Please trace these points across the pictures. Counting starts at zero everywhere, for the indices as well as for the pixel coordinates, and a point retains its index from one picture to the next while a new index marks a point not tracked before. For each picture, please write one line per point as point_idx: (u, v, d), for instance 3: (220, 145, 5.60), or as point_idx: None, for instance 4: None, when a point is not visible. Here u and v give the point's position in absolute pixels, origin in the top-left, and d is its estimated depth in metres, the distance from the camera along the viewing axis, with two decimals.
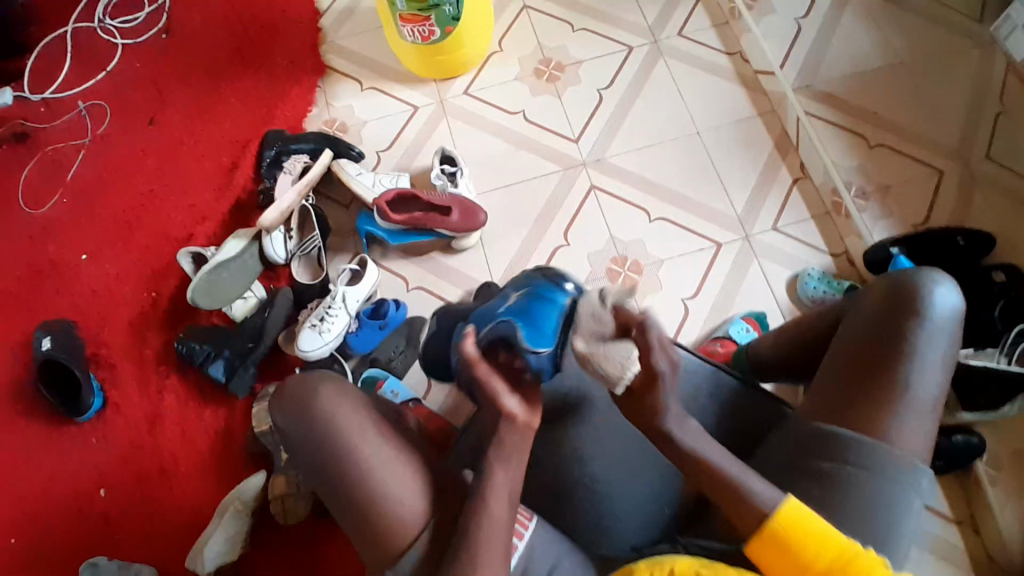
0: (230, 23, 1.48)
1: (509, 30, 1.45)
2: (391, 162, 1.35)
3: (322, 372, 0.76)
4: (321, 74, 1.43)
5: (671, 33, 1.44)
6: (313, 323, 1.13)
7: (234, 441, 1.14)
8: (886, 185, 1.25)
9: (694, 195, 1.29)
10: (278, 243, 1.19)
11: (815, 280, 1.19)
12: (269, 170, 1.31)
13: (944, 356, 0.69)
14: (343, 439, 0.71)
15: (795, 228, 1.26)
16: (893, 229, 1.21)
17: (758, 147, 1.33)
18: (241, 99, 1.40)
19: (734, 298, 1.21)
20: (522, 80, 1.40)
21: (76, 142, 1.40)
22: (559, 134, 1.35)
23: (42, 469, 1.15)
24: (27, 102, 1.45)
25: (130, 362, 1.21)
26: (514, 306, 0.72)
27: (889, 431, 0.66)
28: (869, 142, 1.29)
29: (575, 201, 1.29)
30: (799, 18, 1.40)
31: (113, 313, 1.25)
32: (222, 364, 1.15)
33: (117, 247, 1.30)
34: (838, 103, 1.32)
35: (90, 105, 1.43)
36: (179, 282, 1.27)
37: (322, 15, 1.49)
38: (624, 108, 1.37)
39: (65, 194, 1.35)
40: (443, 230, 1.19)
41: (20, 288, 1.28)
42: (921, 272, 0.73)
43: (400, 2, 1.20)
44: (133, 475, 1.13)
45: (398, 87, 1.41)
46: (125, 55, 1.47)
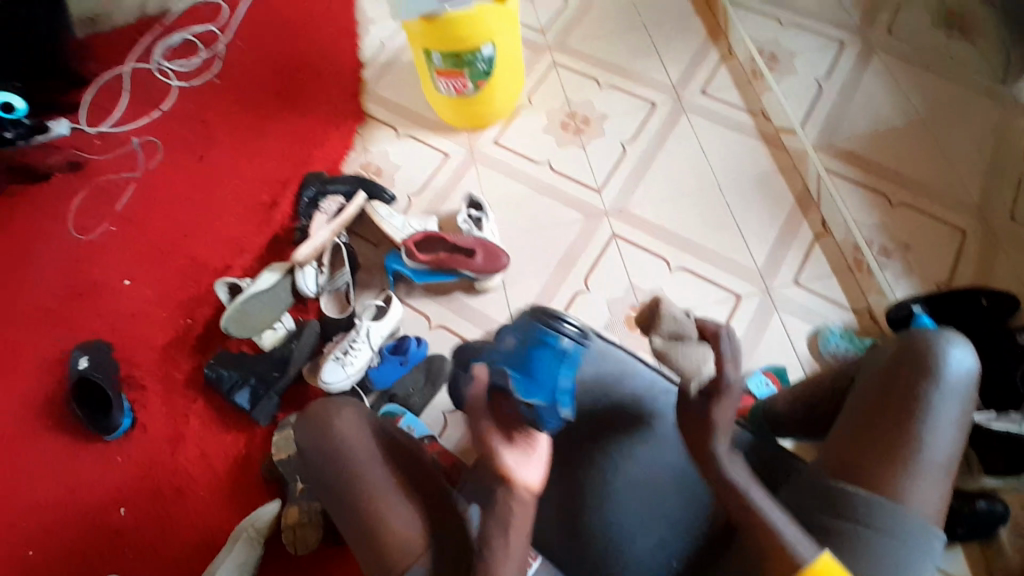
0: (280, 72, 1.59)
1: (539, 84, 1.53)
2: (422, 205, 1.41)
3: (350, 399, 0.81)
4: (360, 121, 1.52)
5: (694, 91, 1.49)
6: (337, 356, 1.17)
7: (252, 468, 1.17)
8: (908, 243, 1.25)
9: (713, 246, 1.31)
10: (310, 278, 1.26)
11: (837, 336, 1.20)
12: (306, 209, 1.37)
13: (958, 419, 0.69)
14: (357, 467, 0.74)
15: (816, 282, 1.26)
16: (915, 288, 1.21)
17: (778, 201, 1.35)
18: (284, 141, 1.50)
19: (753, 350, 1.21)
20: (549, 131, 1.47)
21: (128, 175, 1.51)
22: (582, 183, 1.40)
23: (67, 483, 1.19)
24: (85, 135, 1.57)
25: (160, 384, 1.26)
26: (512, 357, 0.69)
27: (900, 492, 0.65)
28: (891, 201, 1.29)
29: (596, 248, 1.32)
30: (820, 79, 1.45)
31: (149, 337, 1.31)
32: (247, 391, 1.19)
33: (157, 274, 1.38)
34: (859, 161, 1.34)
35: (143, 141, 1.54)
36: (212, 310, 1.33)
37: (365, 66, 1.59)
38: (646, 161, 1.41)
39: (114, 222, 1.45)
40: (466, 271, 1.24)
41: (65, 308, 1.36)
42: (937, 333, 0.72)
43: (438, 60, 1.28)
44: (153, 494, 1.17)
45: (432, 136, 1.49)
46: (180, 97, 1.59)
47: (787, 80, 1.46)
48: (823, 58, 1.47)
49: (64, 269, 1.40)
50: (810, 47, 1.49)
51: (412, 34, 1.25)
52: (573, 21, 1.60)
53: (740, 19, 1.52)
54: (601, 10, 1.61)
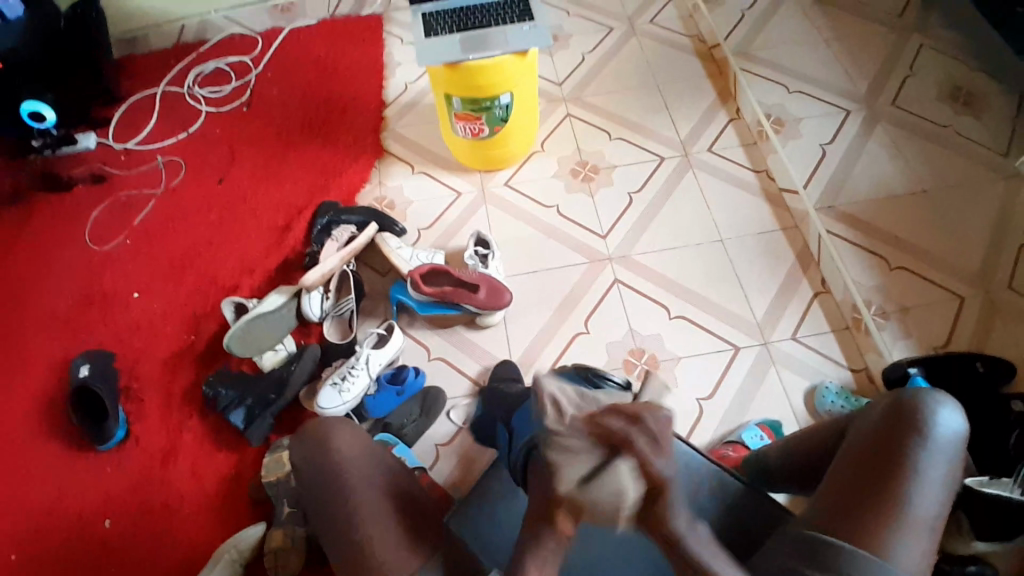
0: (306, 105, 1.66)
1: (553, 133, 1.59)
2: (431, 239, 1.45)
3: (348, 418, 0.82)
4: (378, 155, 1.58)
5: (702, 148, 1.54)
6: (335, 381, 1.17)
7: (240, 487, 1.16)
8: (905, 306, 1.27)
9: (714, 297, 1.33)
10: (315, 302, 1.28)
11: (832, 394, 1.19)
12: (318, 236, 1.41)
13: (945, 479, 0.69)
14: (345, 486, 0.75)
15: (814, 339, 1.27)
16: (913, 350, 1.21)
17: (779, 258, 1.38)
18: (304, 170, 1.55)
19: (749, 402, 1.21)
20: (559, 177, 1.52)
21: (149, 191, 1.56)
22: (588, 228, 1.43)
23: (54, 489, 1.19)
24: (111, 150, 1.63)
25: (158, 397, 1.27)
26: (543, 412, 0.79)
27: (886, 547, 0.64)
28: (889, 264, 1.32)
29: (598, 292, 1.34)
30: (824, 144, 1.50)
31: (151, 349, 1.33)
32: (243, 411, 1.20)
33: (166, 288, 1.41)
34: (859, 224, 1.37)
35: (167, 160, 1.60)
36: (217, 327, 1.35)
37: (388, 105, 1.66)
38: (652, 211, 1.45)
39: (130, 235, 1.49)
40: (469, 305, 1.25)
41: (72, 314, 1.38)
42: (926, 392, 0.74)
43: (457, 104, 1.34)
44: (138, 507, 1.16)
45: (447, 174, 1.54)
46: (207, 121, 1.66)
47: (792, 143, 1.51)
48: (828, 125, 1.53)
49: (76, 277, 1.44)
50: (816, 113, 1.55)
51: (435, 79, 1.31)
52: (589, 76, 1.68)
53: (749, 84, 1.59)
54: (617, 67, 1.69)
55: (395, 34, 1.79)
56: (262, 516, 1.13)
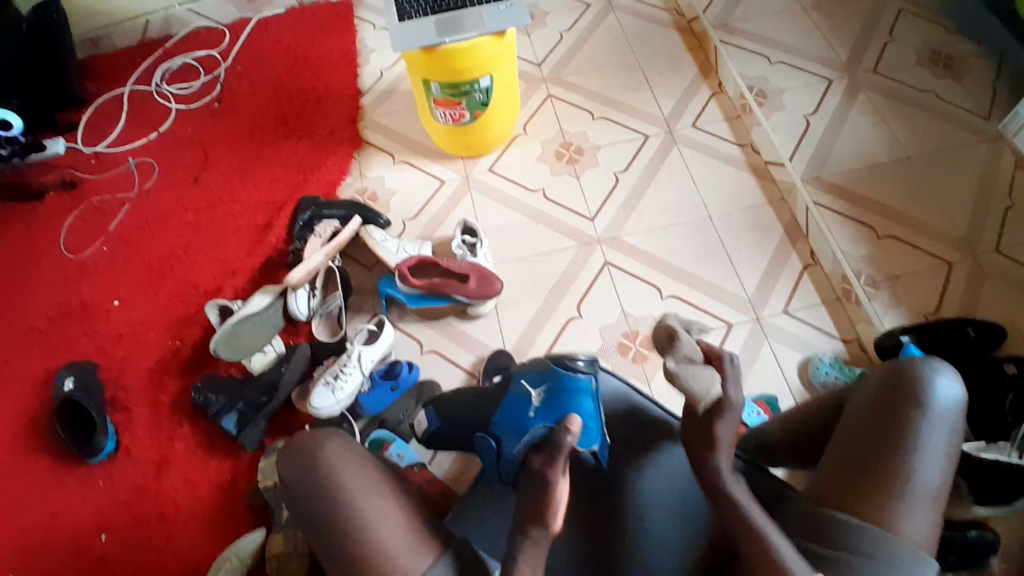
0: (279, 98, 1.62)
1: (535, 115, 1.56)
2: (416, 230, 1.42)
3: (334, 428, 0.80)
4: (357, 146, 1.54)
5: (685, 124, 1.53)
6: (326, 380, 1.15)
7: (237, 493, 1.14)
8: (895, 274, 1.27)
9: (705, 274, 1.32)
10: (302, 301, 1.26)
11: (827, 365, 1.20)
12: (301, 232, 1.37)
13: (946, 448, 0.69)
14: (343, 492, 0.73)
15: (806, 312, 1.27)
16: (904, 318, 1.22)
17: (768, 232, 1.37)
18: (282, 165, 1.51)
19: (745, 379, 1.21)
20: (544, 160, 1.49)
21: (122, 194, 1.51)
22: (575, 211, 1.42)
23: (46, 507, 1.16)
24: (79, 154, 1.57)
25: (147, 407, 1.24)
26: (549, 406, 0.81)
27: (890, 519, 0.65)
28: (877, 233, 1.32)
29: (589, 275, 1.33)
30: (808, 114, 1.49)
31: (136, 358, 1.30)
32: (234, 416, 1.17)
33: (147, 294, 1.37)
34: (846, 194, 1.37)
35: (138, 162, 1.55)
36: (202, 332, 1.32)
37: (364, 94, 1.62)
38: (639, 190, 1.44)
39: (106, 241, 1.45)
40: (459, 296, 1.23)
41: (52, 327, 1.35)
42: (924, 361, 0.73)
43: (435, 89, 1.31)
44: (135, 520, 1.14)
45: (429, 162, 1.51)
46: (177, 118, 1.61)
47: (776, 115, 1.49)
48: (811, 94, 1.51)
49: (53, 288, 1.39)
50: (799, 83, 1.53)
51: (412, 64, 1.27)
52: (568, 55, 1.65)
53: (730, 56, 1.57)
54: (596, 44, 1.66)
55: (367, 20, 1.74)
56: (262, 521, 1.12)
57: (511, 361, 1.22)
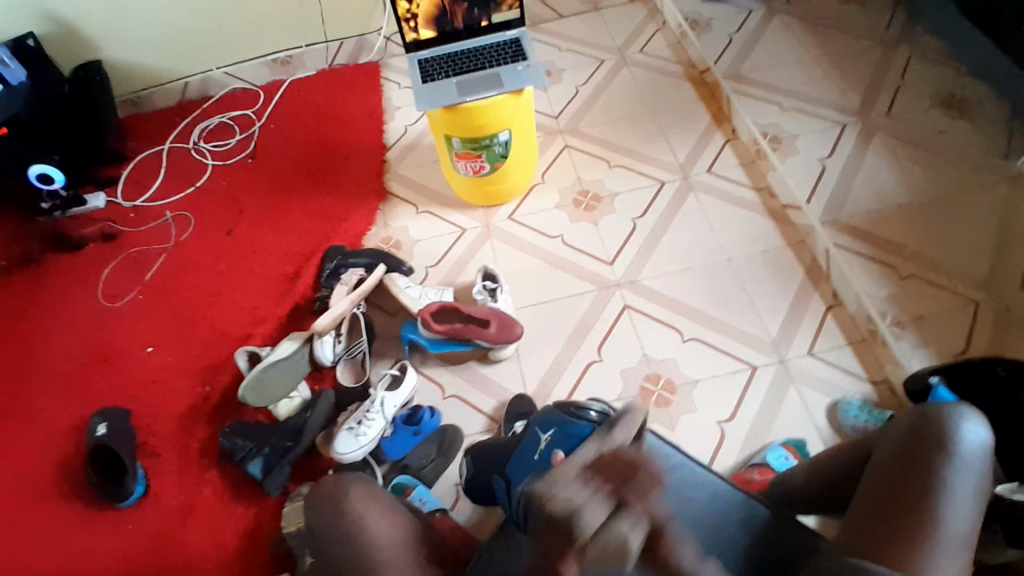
0: (309, 154, 1.70)
1: (552, 165, 1.61)
2: (438, 276, 1.46)
3: (358, 475, 0.82)
4: (383, 197, 1.60)
5: (700, 170, 1.56)
6: (350, 426, 1.17)
7: (261, 539, 1.15)
8: (919, 315, 1.26)
9: (725, 317, 1.32)
10: (327, 346, 1.29)
11: (854, 409, 1.17)
12: (328, 280, 1.42)
13: (975, 496, 0.67)
14: (369, 535, 0.74)
15: (831, 354, 1.26)
16: (931, 358, 1.20)
17: (788, 274, 1.38)
18: (311, 217, 1.58)
19: (771, 423, 1.19)
20: (562, 208, 1.53)
21: (159, 246, 1.58)
22: (594, 256, 1.44)
23: (74, 553, 1.18)
24: (120, 208, 1.66)
25: (175, 452, 1.27)
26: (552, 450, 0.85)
27: (918, 570, 0.63)
28: (899, 273, 1.32)
29: (609, 319, 1.34)
30: (823, 158, 1.51)
31: (166, 404, 1.33)
32: (260, 461, 1.19)
33: (180, 341, 1.42)
34: (864, 236, 1.38)
35: (175, 215, 1.63)
36: (231, 378, 1.35)
37: (389, 148, 1.70)
38: (656, 235, 1.46)
39: (142, 291, 1.51)
40: (480, 341, 1.25)
41: (87, 374, 1.39)
42: (948, 406, 0.72)
43: (457, 143, 1.37)
44: (160, 567, 1.15)
45: (451, 212, 1.56)
46: (213, 174, 1.70)
47: (790, 160, 1.52)
48: (825, 139, 1.54)
49: (90, 336, 1.45)
50: (811, 129, 1.56)
51: (434, 122, 1.34)
52: (584, 108, 1.71)
53: (741, 105, 1.62)
54: (610, 97, 1.72)
55: (393, 80, 1.84)
56: (286, 568, 1.12)
57: (532, 406, 1.22)
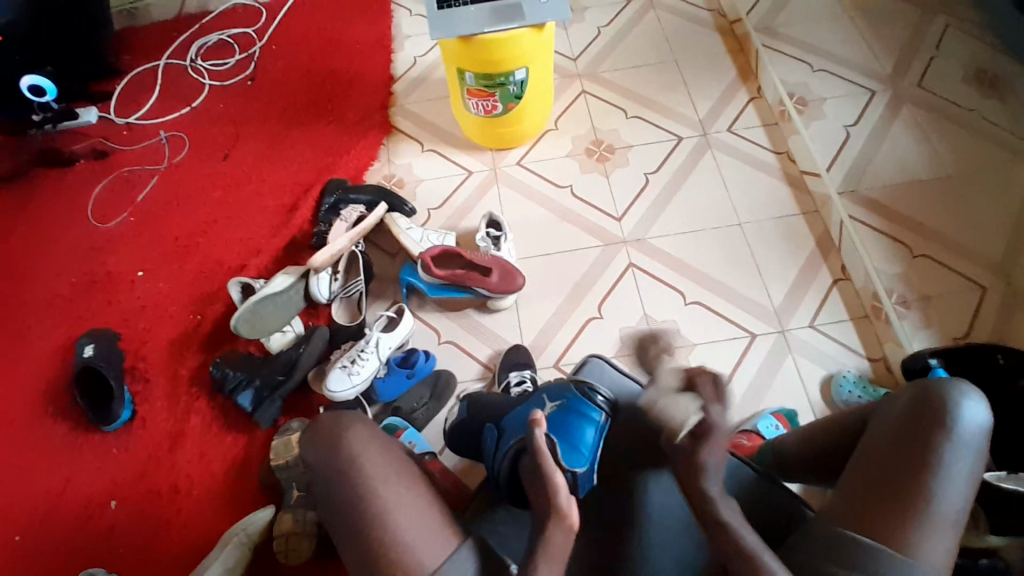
0: (312, 79, 1.62)
1: (567, 110, 1.54)
2: (441, 219, 1.41)
3: (359, 415, 0.80)
4: (387, 132, 1.53)
5: (720, 128, 1.50)
6: (344, 364, 1.16)
7: (250, 470, 1.15)
8: (927, 295, 1.24)
9: (733, 284, 1.30)
10: (324, 284, 1.26)
11: (851, 383, 1.17)
12: (326, 215, 1.38)
13: (969, 474, 0.66)
14: (359, 482, 0.73)
15: (832, 328, 1.25)
16: (934, 340, 1.19)
17: (799, 244, 1.34)
18: (311, 146, 1.51)
19: (765, 393, 1.19)
20: (573, 157, 1.47)
21: (152, 167, 1.52)
22: (603, 211, 1.40)
23: (61, 471, 1.18)
24: (113, 124, 1.59)
25: (164, 378, 1.26)
26: (552, 419, 0.82)
27: (911, 546, 0.63)
28: (911, 251, 1.28)
29: (612, 277, 1.32)
30: (848, 125, 1.45)
31: (156, 331, 1.31)
32: (251, 393, 1.18)
33: (172, 267, 1.39)
34: (881, 209, 1.33)
35: (170, 135, 1.56)
36: (224, 308, 1.33)
37: (396, 80, 1.61)
38: (668, 194, 1.41)
39: (133, 212, 1.46)
40: (480, 289, 1.22)
41: (75, 294, 1.37)
42: (949, 383, 0.71)
43: (469, 78, 1.30)
44: (148, 490, 1.15)
45: (457, 152, 1.50)
46: (211, 94, 1.62)
47: (814, 125, 1.45)
48: (852, 105, 1.47)
49: (81, 256, 1.41)
50: (840, 93, 1.49)
51: (446, 52, 1.26)
52: (605, 51, 1.62)
53: (770, 62, 1.54)
54: (631, 43, 1.63)
55: (404, 5, 1.74)
56: (272, 500, 1.13)
57: (528, 358, 1.21)
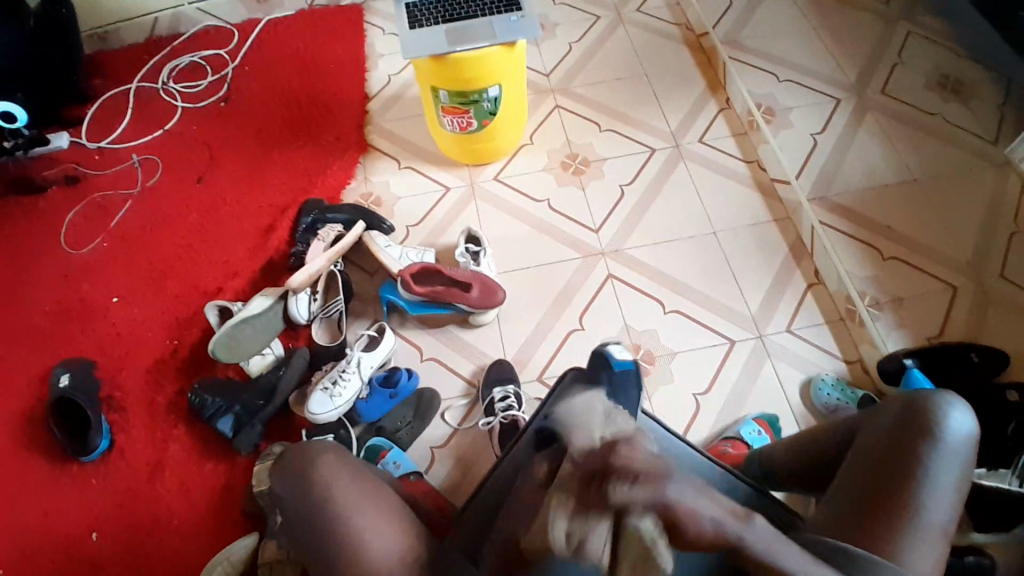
0: (287, 99, 1.62)
1: (541, 125, 1.56)
2: (420, 236, 1.42)
3: (333, 443, 0.80)
4: (363, 151, 1.53)
5: (692, 139, 1.53)
6: (325, 386, 1.14)
7: (233, 498, 1.13)
8: (899, 297, 1.27)
9: (711, 291, 1.32)
10: (303, 304, 1.25)
11: (829, 387, 1.19)
12: (303, 235, 1.38)
13: (957, 483, 0.68)
14: (334, 512, 0.72)
15: (809, 332, 1.27)
16: (907, 340, 1.22)
17: (774, 251, 1.37)
18: (288, 167, 1.51)
19: (746, 398, 1.20)
20: (549, 171, 1.49)
21: (125, 191, 1.50)
22: (580, 223, 1.41)
23: (37, 506, 1.15)
24: (84, 149, 1.57)
25: (142, 407, 1.24)
26: None
27: (901, 553, 0.64)
28: (883, 255, 1.32)
29: (592, 287, 1.33)
30: (816, 133, 1.49)
31: (133, 358, 1.29)
32: (231, 418, 1.17)
33: (148, 293, 1.37)
34: (850, 214, 1.37)
35: (143, 159, 1.55)
36: (202, 333, 1.31)
37: (371, 99, 1.62)
38: (644, 204, 1.43)
39: (107, 238, 1.44)
40: (461, 305, 1.23)
41: (48, 322, 1.34)
42: (935, 393, 0.72)
43: (443, 96, 1.31)
44: (127, 522, 1.13)
45: (434, 170, 1.51)
46: (183, 117, 1.60)
47: (783, 133, 1.49)
48: (819, 113, 1.52)
49: (53, 284, 1.38)
50: (804, 102, 1.54)
51: (420, 70, 1.27)
52: (576, 66, 1.65)
53: (738, 74, 1.57)
54: (603, 57, 1.66)
55: (377, 25, 1.75)
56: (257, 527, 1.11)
57: (511, 373, 1.21)
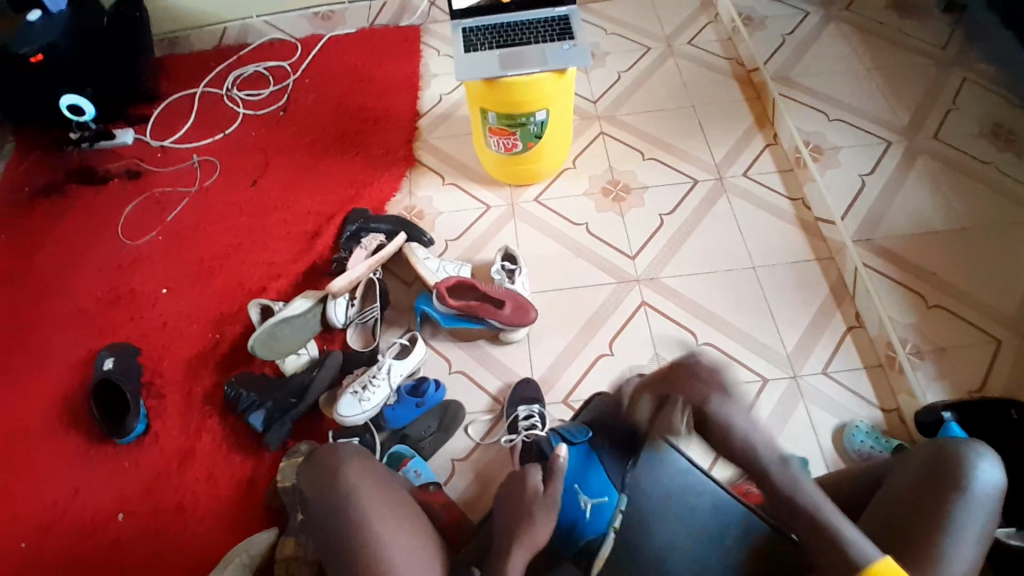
0: (342, 112, 1.68)
1: (585, 151, 1.58)
2: (458, 251, 1.44)
3: (356, 446, 0.83)
4: (410, 165, 1.58)
5: (736, 172, 1.53)
6: (355, 390, 1.17)
7: (257, 492, 1.16)
8: (941, 347, 1.22)
9: (746, 327, 1.30)
10: (340, 309, 1.29)
11: (863, 434, 1.15)
12: (347, 243, 1.42)
13: (982, 535, 0.65)
14: (356, 512, 0.74)
15: (845, 375, 1.24)
16: (949, 392, 1.17)
17: (813, 290, 1.35)
18: (337, 176, 1.57)
19: (776, 439, 1.17)
20: (590, 195, 1.51)
21: (183, 189, 1.58)
22: (617, 249, 1.42)
23: (73, 482, 1.20)
24: (148, 146, 1.66)
25: (179, 396, 1.28)
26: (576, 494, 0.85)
27: None
28: (927, 302, 1.28)
29: (624, 313, 1.33)
30: (864, 174, 1.47)
31: (175, 347, 1.34)
32: (262, 414, 1.20)
33: (195, 286, 1.43)
34: (895, 258, 1.33)
35: (202, 160, 1.63)
36: (241, 329, 1.36)
37: (422, 116, 1.67)
38: (682, 235, 1.43)
39: (161, 232, 1.51)
40: (493, 321, 1.24)
41: (100, 307, 1.41)
42: (964, 444, 0.71)
43: (491, 118, 1.34)
44: (154, 506, 1.17)
45: (477, 187, 1.54)
46: (244, 123, 1.69)
47: (831, 172, 1.47)
48: (868, 154, 1.49)
49: (109, 271, 1.46)
50: (854, 142, 1.52)
51: (471, 93, 1.31)
52: (624, 95, 1.67)
53: (788, 110, 1.57)
54: (651, 87, 1.68)
55: (433, 46, 1.81)
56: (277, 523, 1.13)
57: (537, 393, 1.21)
